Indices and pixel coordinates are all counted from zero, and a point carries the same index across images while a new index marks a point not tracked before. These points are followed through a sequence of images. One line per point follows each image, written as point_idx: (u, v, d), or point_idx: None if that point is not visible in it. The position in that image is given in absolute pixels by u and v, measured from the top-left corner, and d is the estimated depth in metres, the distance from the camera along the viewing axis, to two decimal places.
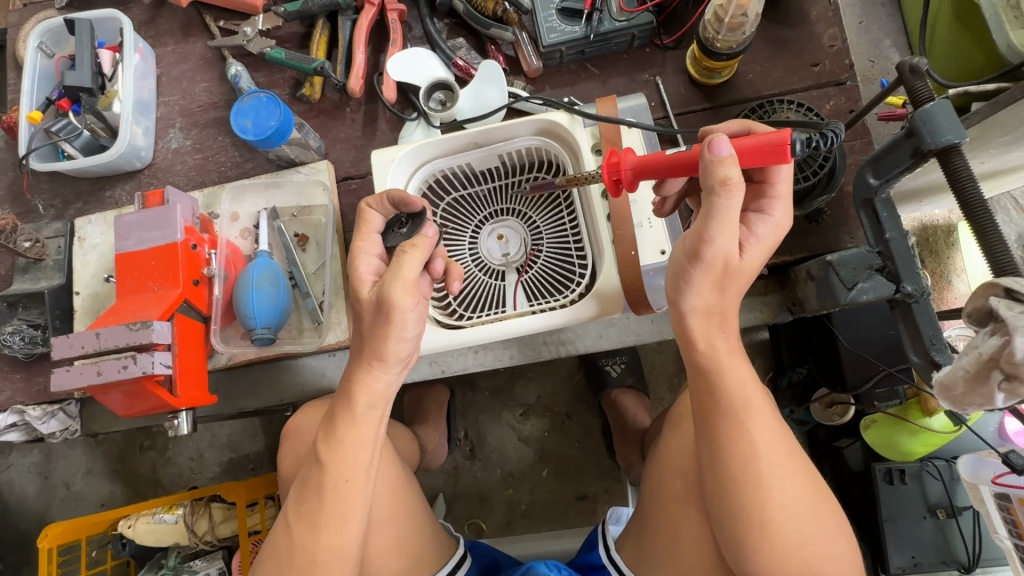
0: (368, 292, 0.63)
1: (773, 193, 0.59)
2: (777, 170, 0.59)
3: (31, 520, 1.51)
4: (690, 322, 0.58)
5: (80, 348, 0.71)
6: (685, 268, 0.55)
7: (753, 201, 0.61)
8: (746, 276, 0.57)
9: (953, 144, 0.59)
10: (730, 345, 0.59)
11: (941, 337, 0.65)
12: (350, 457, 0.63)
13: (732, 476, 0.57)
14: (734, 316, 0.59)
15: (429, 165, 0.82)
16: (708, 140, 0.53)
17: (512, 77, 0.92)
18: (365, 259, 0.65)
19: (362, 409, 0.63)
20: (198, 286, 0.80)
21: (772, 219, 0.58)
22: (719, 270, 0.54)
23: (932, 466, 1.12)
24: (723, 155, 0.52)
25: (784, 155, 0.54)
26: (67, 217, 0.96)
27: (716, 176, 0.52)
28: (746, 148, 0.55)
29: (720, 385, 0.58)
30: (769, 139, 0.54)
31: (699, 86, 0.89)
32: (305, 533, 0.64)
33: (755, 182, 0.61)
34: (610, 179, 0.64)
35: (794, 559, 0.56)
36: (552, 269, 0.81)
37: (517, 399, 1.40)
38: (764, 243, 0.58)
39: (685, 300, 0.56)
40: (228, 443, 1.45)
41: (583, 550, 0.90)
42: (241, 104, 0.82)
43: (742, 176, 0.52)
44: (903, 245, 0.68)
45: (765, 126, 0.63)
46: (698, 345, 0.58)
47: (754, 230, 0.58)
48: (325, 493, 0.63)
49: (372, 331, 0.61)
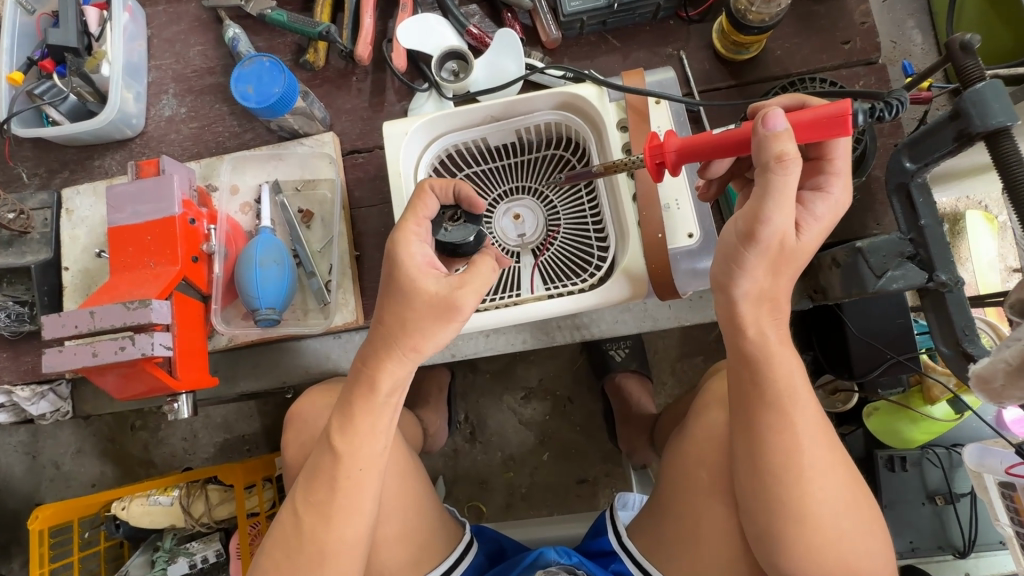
0: (427, 284, 0.57)
1: (832, 169, 0.58)
2: (834, 145, 0.57)
3: (18, 499, 1.47)
4: (741, 308, 0.57)
5: (73, 328, 0.66)
6: (739, 250, 0.53)
7: (809, 178, 0.59)
8: (802, 257, 0.55)
9: (1005, 127, 0.56)
10: (780, 333, 0.59)
11: (973, 328, 0.64)
12: (364, 445, 0.62)
13: (776, 469, 0.58)
14: (787, 301, 0.58)
15: (442, 139, 0.78)
16: (760, 114, 0.50)
17: (529, 47, 0.87)
18: (418, 245, 0.60)
19: (386, 386, 0.60)
20: (197, 263, 0.75)
21: (830, 197, 0.57)
22: (775, 251, 0.53)
23: (933, 453, 1.13)
24: (778, 129, 0.49)
25: (844, 125, 0.52)
26: (53, 187, 0.91)
27: (772, 152, 0.49)
28: (803, 121, 0.52)
29: (768, 373, 0.58)
30: (827, 112, 0.52)
31: (724, 62, 0.85)
32: (315, 523, 0.62)
33: (811, 159, 0.60)
34: (653, 162, 0.61)
35: (831, 552, 0.58)
36: (570, 251, 0.78)
37: (518, 381, 1.38)
38: (821, 224, 0.56)
39: (739, 285, 0.55)
40: (222, 423, 1.42)
41: (590, 536, 0.88)
42: (241, 69, 0.77)
43: (799, 151, 0.49)
44: (939, 232, 0.66)
45: (818, 100, 0.60)
46: (748, 332, 0.58)
47: (812, 209, 0.57)
48: (339, 483, 0.62)
49: (420, 323, 0.57)
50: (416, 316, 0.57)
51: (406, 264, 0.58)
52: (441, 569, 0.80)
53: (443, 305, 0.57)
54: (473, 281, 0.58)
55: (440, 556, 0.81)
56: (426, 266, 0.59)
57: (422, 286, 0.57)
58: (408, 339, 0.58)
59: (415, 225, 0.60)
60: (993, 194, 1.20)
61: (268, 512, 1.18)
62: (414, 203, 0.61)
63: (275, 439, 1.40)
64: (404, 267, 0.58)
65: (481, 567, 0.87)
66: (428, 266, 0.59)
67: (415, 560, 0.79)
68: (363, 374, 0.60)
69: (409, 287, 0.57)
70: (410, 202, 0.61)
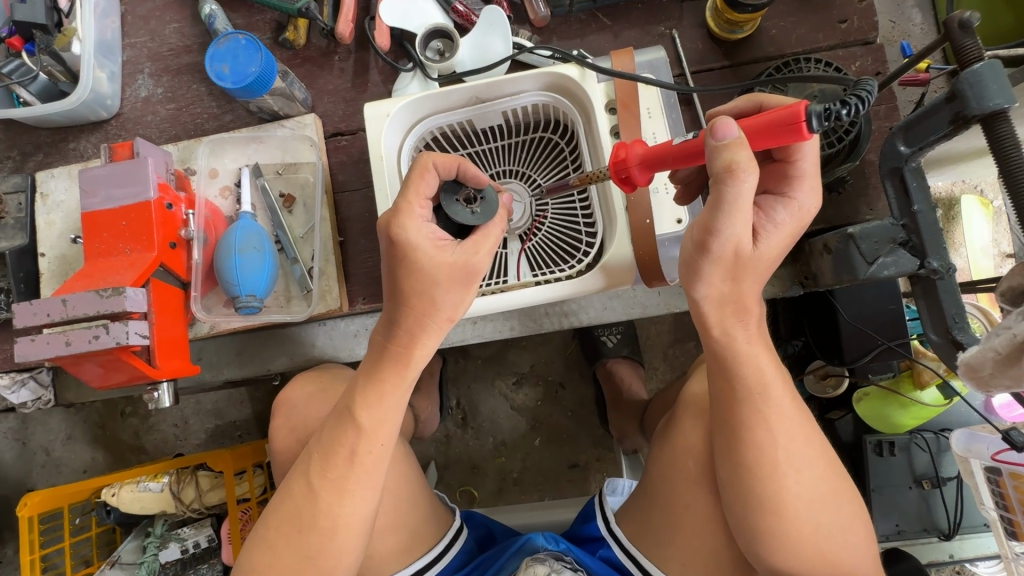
0: (447, 255, 0.57)
1: (797, 172, 0.56)
2: (799, 148, 0.56)
3: (10, 485, 1.47)
4: (705, 310, 0.57)
5: (45, 316, 0.64)
6: (694, 259, 0.53)
7: (775, 182, 0.58)
8: (762, 264, 0.55)
9: (1001, 109, 0.54)
10: (749, 334, 0.59)
11: (963, 316, 0.63)
12: (388, 420, 0.63)
13: (749, 464, 0.59)
14: (753, 303, 0.58)
15: (426, 121, 0.76)
16: (710, 124, 0.49)
17: (517, 25, 0.84)
18: (424, 223, 0.58)
19: (419, 361, 0.61)
20: (175, 249, 0.73)
21: (793, 203, 0.56)
22: (729, 260, 0.52)
23: (921, 438, 1.12)
24: (729, 138, 0.48)
25: (799, 132, 0.49)
26: (27, 170, 0.88)
27: (723, 162, 0.48)
28: (756, 127, 0.50)
29: (738, 371, 0.59)
30: (777, 117, 0.49)
31: (719, 42, 0.82)
32: (330, 497, 0.62)
33: (777, 161, 0.58)
34: (618, 177, 0.61)
35: (809, 543, 0.59)
36: (557, 237, 0.77)
37: (509, 367, 1.38)
38: (783, 230, 0.55)
39: (697, 291, 0.55)
40: (213, 410, 1.41)
41: (580, 521, 0.88)
42: (216, 47, 0.74)
43: (751, 159, 0.48)
44: (931, 217, 0.65)
45: (775, 101, 0.59)
46: (714, 332, 0.58)
47: (773, 216, 0.56)
48: (357, 457, 0.63)
49: (448, 295, 0.58)
50: (443, 289, 0.57)
51: (418, 244, 0.56)
52: (429, 557, 0.80)
53: (465, 272, 0.58)
54: (487, 244, 0.59)
55: (428, 543, 0.81)
56: (437, 241, 0.57)
57: (441, 260, 0.56)
58: (438, 312, 0.59)
59: (418, 204, 0.58)
60: (988, 179, 1.19)
61: (259, 498, 1.19)
62: (412, 180, 0.58)
63: (265, 425, 1.40)
64: (417, 248, 0.56)
65: (472, 552, 0.87)
66: (438, 240, 0.58)
67: (408, 548, 0.79)
68: (394, 350, 0.60)
69: (430, 262, 0.56)
70: (408, 179, 0.58)
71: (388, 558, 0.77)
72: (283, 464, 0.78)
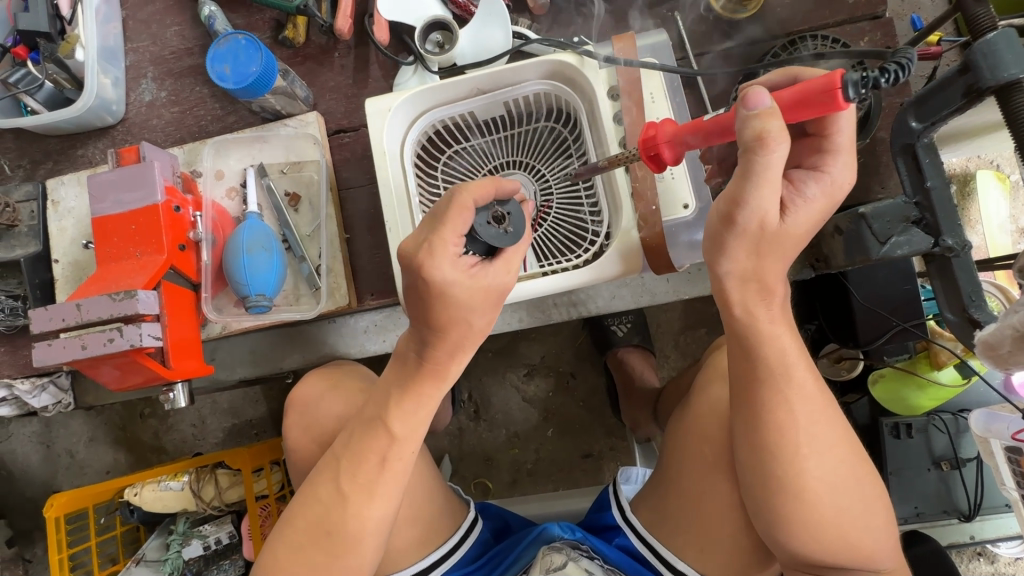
0: (482, 282, 0.59)
1: (832, 147, 0.54)
2: (836, 120, 0.52)
3: (36, 487, 1.50)
4: (727, 287, 0.56)
5: (60, 321, 0.65)
6: (719, 234, 0.52)
7: (807, 156, 0.56)
8: (787, 241, 0.53)
9: (1016, 79, 0.53)
10: (772, 314, 0.58)
11: (980, 293, 0.63)
12: (420, 425, 0.66)
13: (769, 446, 0.59)
14: (777, 282, 0.56)
15: (428, 114, 0.75)
16: (742, 94, 0.47)
17: (517, 14, 0.83)
18: (457, 255, 0.58)
19: (454, 373, 0.65)
20: (185, 251, 0.74)
21: (826, 177, 0.54)
22: (755, 234, 0.52)
23: (939, 419, 1.10)
24: (761, 108, 0.46)
25: (836, 101, 0.46)
26: (38, 178, 0.89)
27: (752, 131, 0.46)
28: (790, 98, 0.48)
29: (759, 353, 0.58)
30: (812, 86, 0.47)
31: (722, 24, 0.81)
32: (358, 500, 0.64)
33: (810, 135, 0.55)
34: (647, 155, 0.60)
35: (831, 528, 0.59)
36: (562, 227, 0.76)
37: (520, 359, 1.38)
38: (811, 206, 0.54)
39: (721, 265, 0.54)
40: (230, 409, 1.43)
41: (594, 510, 0.88)
42: (217, 48, 0.74)
43: (783, 129, 0.46)
44: (945, 194, 0.64)
45: (813, 71, 0.55)
46: (736, 311, 0.57)
47: (803, 191, 0.54)
48: (388, 463, 0.65)
49: (482, 316, 0.61)
50: (478, 312, 0.60)
51: (455, 279, 0.58)
52: (443, 550, 0.80)
53: (498, 293, 0.61)
54: (516, 263, 0.62)
55: (441, 536, 0.81)
56: (470, 269, 0.59)
57: (477, 287, 0.59)
58: (473, 329, 0.62)
59: (452, 241, 0.57)
60: (1005, 152, 1.16)
61: (277, 494, 1.20)
62: (450, 217, 0.56)
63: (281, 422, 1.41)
64: (453, 283, 0.58)
65: (487, 543, 0.88)
66: (470, 268, 0.59)
67: (423, 539, 0.80)
68: (431, 367, 0.64)
69: (467, 292, 0.58)
70: (446, 216, 0.56)
71: (405, 549, 0.78)
72: (296, 462, 0.78)
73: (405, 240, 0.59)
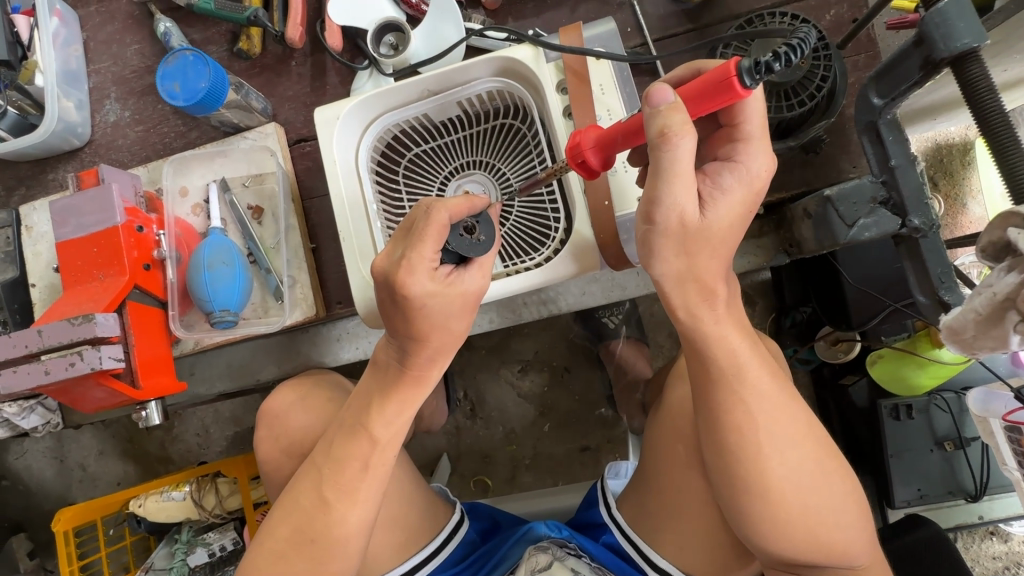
0: (460, 289, 0.58)
1: (743, 136, 0.54)
2: (742, 108, 0.54)
3: (52, 501, 1.55)
4: (666, 289, 0.55)
5: (23, 347, 0.67)
6: (646, 236, 0.52)
7: (722, 147, 0.57)
8: (713, 235, 0.52)
9: (970, 49, 0.50)
10: (716, 314, 0.56)
11: (950, 274, 0.60)
12: (401, 427, 0.65)
13: (729, 447, 0.57)
14: (717, 281, 0.55)
15: (381, 119, 0.74)
16: (646, 92, 0.49)
17: (470, 10, 0.82)
18: (435, 267, 0.57)
19: (435, 377, 0.64)
20: (149, 270, 0.75)
21: (740, 167, 0.54)
22: (678, 232, 0.51)
23: (941, 399, 1.05)
24: (665, 104, 0.48)
25: (734, 88, 0.46)
26: (13, 205, 0.91)
27: (656, 127, 0.48)
28: (692, 93, 0.49)
29: (709, 354, 0.56)
30: (709, 78, 0.47)
31: (681, 6, 0.78)
32: (340, 506, 0.64)
33: (724, 126, 0.56)
34: (575, 163, 0.59)
35: (800, 527, 0.57)
36: (524, 226, 0.75)
37: (513, 355, 1.38)
38: (731, 196, 0.53)
39: (653, 268, 0.54)
40: (231, 417, 1.46)
41: (582, 507, 0.87)
42: (165, 66, 0.74)
43: (686, 123, 0.47)
44: (910, 171, 0.61)
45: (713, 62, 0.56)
46: (678, 314, 0.56)
47: (719, 182, 0.53)
48: (370, 467, 0.64)
49: (462, 321, 0.60)
50: (457, 318, 0.60)
51: (434, 291, 0.56)
52: (426, 552, 0.80)
53: (476, 297, 0.60)
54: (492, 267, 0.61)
55: (424, 538, 0.81)
56: (448, 278, 0.58)
57: (457, 294, 0.58)
58: (453, 331, 0.61)
59: (430, 256, 0.56)
60: None
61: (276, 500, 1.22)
62: (428, 232, 0.55)
63: None
64: (432, 294, 0.56)
65: (475, 543, 0.88)
66: (449, 277, 0.58)
67: (404, 544, 0.80)
68: (412, 375, 0.63)
69: (446, 300, 0.57)
70: (423, 231, 0.55)
71: (388, 554, 0.79)
72: (272, 473, 0.79)
73: (379, 256, 0.58)
